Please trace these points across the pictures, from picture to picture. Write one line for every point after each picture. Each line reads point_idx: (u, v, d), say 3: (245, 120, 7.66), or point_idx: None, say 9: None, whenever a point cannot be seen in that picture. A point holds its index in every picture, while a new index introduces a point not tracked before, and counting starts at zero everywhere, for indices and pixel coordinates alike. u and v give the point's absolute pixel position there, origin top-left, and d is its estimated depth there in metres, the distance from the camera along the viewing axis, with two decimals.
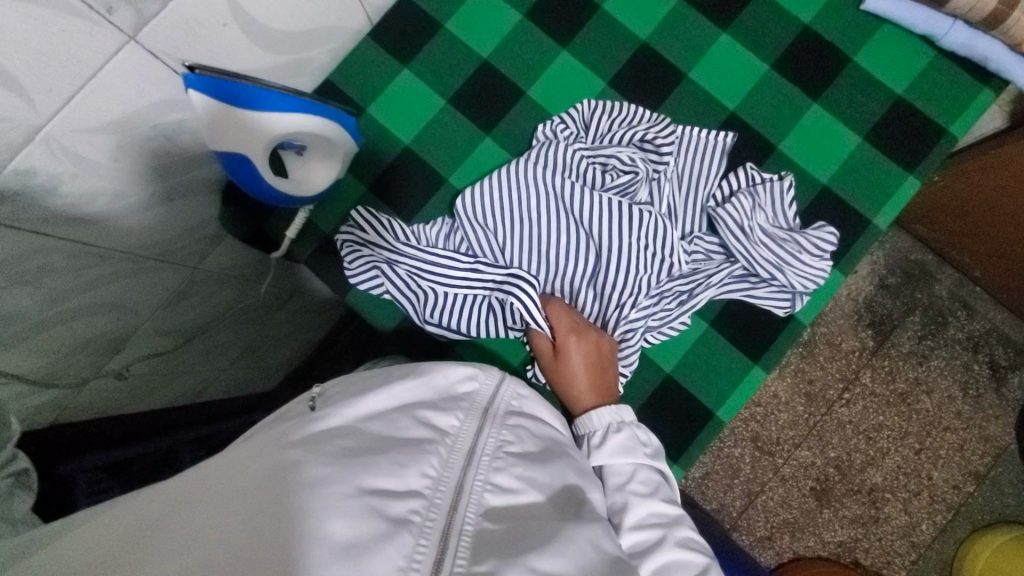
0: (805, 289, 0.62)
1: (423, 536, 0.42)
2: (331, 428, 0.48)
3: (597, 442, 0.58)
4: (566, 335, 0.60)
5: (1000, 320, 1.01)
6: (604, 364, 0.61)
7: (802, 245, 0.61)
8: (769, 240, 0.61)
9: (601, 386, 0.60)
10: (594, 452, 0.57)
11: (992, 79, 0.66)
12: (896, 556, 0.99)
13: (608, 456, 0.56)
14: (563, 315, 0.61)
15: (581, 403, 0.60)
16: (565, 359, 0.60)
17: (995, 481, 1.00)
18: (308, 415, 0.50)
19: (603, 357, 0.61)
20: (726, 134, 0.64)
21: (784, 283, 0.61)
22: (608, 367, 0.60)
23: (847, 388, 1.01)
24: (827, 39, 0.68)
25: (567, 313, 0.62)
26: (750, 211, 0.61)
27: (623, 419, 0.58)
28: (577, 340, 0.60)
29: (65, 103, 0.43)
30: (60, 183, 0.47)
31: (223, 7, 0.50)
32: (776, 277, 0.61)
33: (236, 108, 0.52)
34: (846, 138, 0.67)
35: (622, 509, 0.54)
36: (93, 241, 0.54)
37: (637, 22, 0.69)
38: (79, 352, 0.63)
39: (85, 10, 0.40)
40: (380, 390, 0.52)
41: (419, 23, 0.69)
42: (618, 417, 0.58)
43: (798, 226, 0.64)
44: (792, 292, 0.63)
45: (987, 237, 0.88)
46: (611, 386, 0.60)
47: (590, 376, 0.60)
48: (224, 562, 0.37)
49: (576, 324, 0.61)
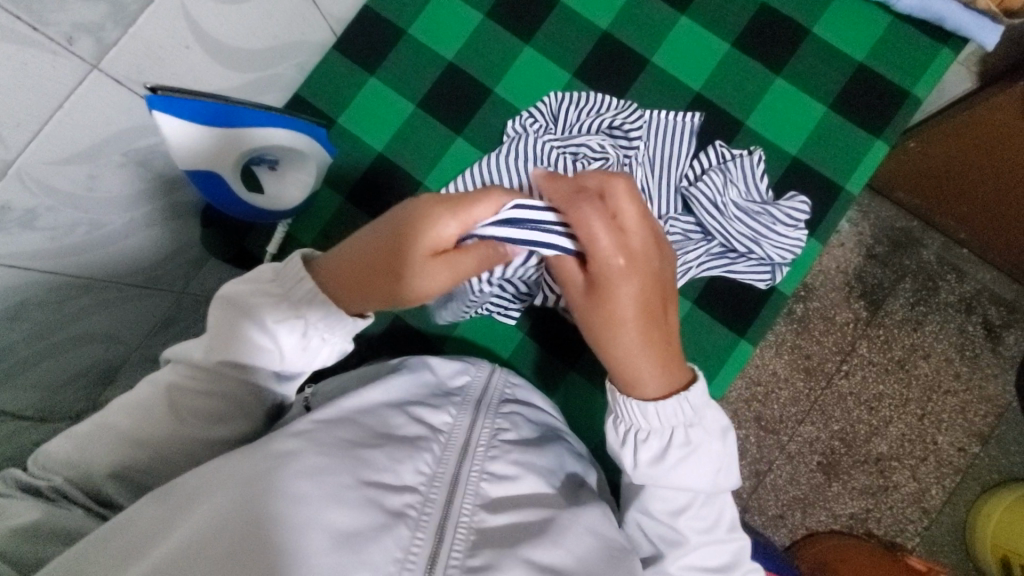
0: (783, 259, 0.63)
1: (419, 529, 0.43)
2: (323, 420, 0.48)
3: (647, 456, 0.51)
4: (620, 274, 0.47)
5: (990, 279, 1.01)
6: (661, 312, 0.49)
7: (776, 217, 0.62)
8: (743, 214, 0.61)
9: (659, 346, 0.49)
10: (643, 467, 0.52)
11: (952, 39, 0.67)
12: (908, 523, 0.99)
13: (665, 476, 0.51)
14: (620, 241, 0.46)
15: (634, 369, 0.49)
16: (613, 307, 0.47)
17: (1000, 440, 1.00)
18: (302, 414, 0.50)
19: (662, 305, 0.49)
20: (691, 115, 0.65)
21: (762, 255, 0.62)
22: (662, 327, 0.49)
23: (844, 360, 1.01)
24: (785, 13, 0.69)
25: (624, 237, 0.47)
26: (722, 187, 0.62)
27: (691, 424, 0.51)
28: (633, 282, 0.47)
29: (34, 137, 0.43)
30: (37, 217, 0.47)
31: (184, 30, 0.50)
32: (753, 250, 0.62)
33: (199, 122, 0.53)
34: (811, 107, 0.67)
35: (677, 543, 0.52)
36: (79, 272, 0.55)
37: (596, 13, 0.70)
38: (70, 386, 0.63)
39: (45, 41, 0.40)
40: (380, 384, 0.53)
41: (383, 31, 0.70)
42: (685, 411, 0.50)
43: (771, 199, 0.65)
44: (771, 264, 0.64)
45: (968, 198, 0.89)
46: (671, 346, 0.50)
47: (648, 347, 0.48)
48: (221, 553, 0.37)
49: (634, 257, 0.47)
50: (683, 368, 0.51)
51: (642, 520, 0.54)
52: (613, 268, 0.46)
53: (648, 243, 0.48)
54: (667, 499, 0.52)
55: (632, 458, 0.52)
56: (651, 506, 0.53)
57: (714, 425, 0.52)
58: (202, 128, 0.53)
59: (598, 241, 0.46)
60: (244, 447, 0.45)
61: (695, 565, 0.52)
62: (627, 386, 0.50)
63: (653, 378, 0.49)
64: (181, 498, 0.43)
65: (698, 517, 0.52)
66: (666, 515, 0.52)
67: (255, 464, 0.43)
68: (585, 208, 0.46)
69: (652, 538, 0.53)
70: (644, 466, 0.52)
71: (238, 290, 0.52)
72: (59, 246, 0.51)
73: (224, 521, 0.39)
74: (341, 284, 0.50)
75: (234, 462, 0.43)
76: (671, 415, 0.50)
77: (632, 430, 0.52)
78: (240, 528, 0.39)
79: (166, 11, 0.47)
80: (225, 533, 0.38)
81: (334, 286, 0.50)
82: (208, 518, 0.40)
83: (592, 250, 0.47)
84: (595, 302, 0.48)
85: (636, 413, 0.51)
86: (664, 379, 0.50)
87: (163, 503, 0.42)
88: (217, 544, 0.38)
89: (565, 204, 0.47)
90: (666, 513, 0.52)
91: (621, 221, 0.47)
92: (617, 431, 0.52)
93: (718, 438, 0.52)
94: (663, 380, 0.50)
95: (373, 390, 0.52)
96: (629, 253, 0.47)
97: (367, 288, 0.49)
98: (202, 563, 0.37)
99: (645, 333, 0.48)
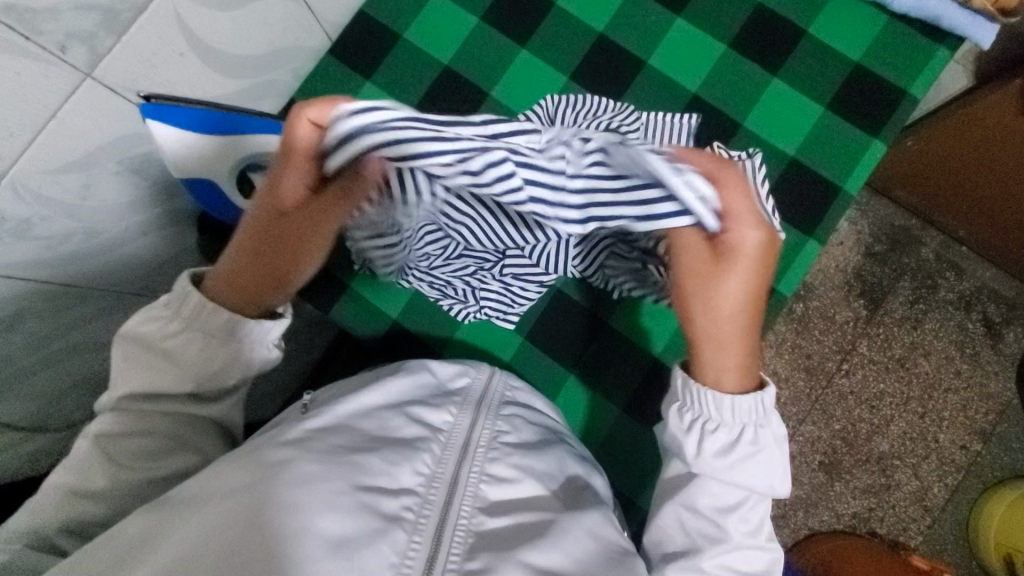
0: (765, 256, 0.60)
1: (416, 533, 0.42)
2: (319, 426, 0.47)
3: (715, 449, 0.51)
4: (752, 259, 0.45)
5: (989, 277, 1.01)
6: (758, 304, 0.49)
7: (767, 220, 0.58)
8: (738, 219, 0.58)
9: (751, 336, 0.50)
10: (709, 457, 0.51)
11: (947, 37, 0.67)
12: (910, 522, 0.99)
13: (727, 470, 0.51)
14: (765, 227, 0.45)
15: (714, 354, 0.50)
16: (729, 291, 0.47)
17: (1001, 437, 1.00)
18: (300, 417, 0.50)
19: (759, 299, 0.48)
20: (689, 116, 0.65)
21: None
22: (751, 323, 0.49)
23: (845, 359, 1.01)
24: (780, 13, 0.69)
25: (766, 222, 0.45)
26: None
27: (762, 424, 0.51)
28: (756, 268, 0.46)
29: (28, 146, 0.42)
30: (31, 227, 0.47)
31: (178, 37, 0.50)
32: None
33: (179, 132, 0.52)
34: (808, 108, 0.67)
35: (721, 539, 0.51)
36: (75, 282, 0.55)
37: (592, 16, 0.70)
38: (66, 395, 0.62)
39: (38, 51, 0.39)
40: (371, 388, 0.52)
41: (378, 36, 0.70)
42: (760, 410, 0.51)
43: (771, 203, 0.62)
44: None
45: (966, 195, 0.89)
46: (752, 341, 0.50)
47: (736, 338, 0.49)
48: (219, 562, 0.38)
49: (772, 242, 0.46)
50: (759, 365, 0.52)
51: (682, 512, 0.53)
52: (751, 249, 0.45)
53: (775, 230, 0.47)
54: (716, 495, 0.52)
55: (695, 449, 0.52)
56: (697, 500, 0.52)
57: (779, 430, 0.53)
58: (196, 136, 0.54)
59: (741, 221, 0.44)
60: (240, 451, 0.45)
61: (730, 565, 0.51)
62: (713, 370, 0.51)
63: (730, 368, 0.50)
64: (178, 503, 0.43)
65: (745, 518, 0.52)
66: (713, 511, 0.52)
67: (250, 472, 0.43)
68: (729, 184, 0.44)
69: (690, 532, 0.52)
70: (706, 456, 0.51)
71: (138, 322, 0.50)
72: (54, 257, 0.51)
73: (220, 526, 0.40)
74: (237, 286, 0.49)
75: (230, 470, 0.43)
76: (745, 411, 0.51)
77: (700, 420, 0.52)
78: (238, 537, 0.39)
79: (161, 18, 0.47)
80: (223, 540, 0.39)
81: (229, 292, 0.49)
82: (208, 526, 0.40)
83: (732, 221, 0.44)
84: (714, 280, 0.46)
85: (707, 403, 0.51)
86: (741, 370, 0.51)
87: (161, 512, 0.42)
88: (217, 551, 0.38)
89: (707, 178, 0.43)
90: (713, 508, 0.52)
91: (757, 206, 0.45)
92: (682, 419, 0.52)
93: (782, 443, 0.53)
94: (738, 376, 0.51)
95: (370, 393, 0.52)
96: (768, 240, 0.45)
97: (260, 271, 0.48)
98: (202, 564, 0.38)
99: (745, 320, 0.49)
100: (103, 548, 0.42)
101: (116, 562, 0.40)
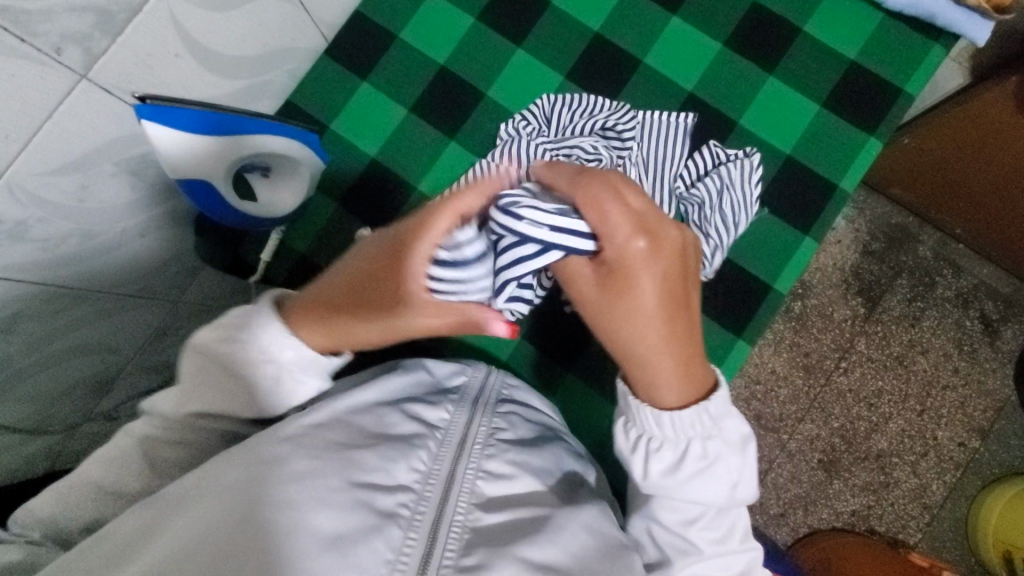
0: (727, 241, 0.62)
1: (412, 529, 0.43)
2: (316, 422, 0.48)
3: (658, 465, 0.51)
4: (642, 262, 0.45)
5: (986, 274, 1.01)
6: (685, 306, 0.47)
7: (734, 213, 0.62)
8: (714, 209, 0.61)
9: (680, 345, 0.47)
10: (652, 474, 0.51)
11: (943, 35, 0.67)
12: (909, 520, 0.99)
13: (681, 483, 0.51)
14: (647, 230, 0.45)
15: (652, 370, 0.47)
16: (635, 300, 0.45)
17: (999, 434, 1.00)
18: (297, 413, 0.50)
19: (683, 298, 0.46)
20: (683, 116, 0.65)
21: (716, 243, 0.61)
22: (685, 328, 0.47)
23: (843, 357, 1.01)
24: (776, 11, 0.69)
25: (652, 222, 0.45)
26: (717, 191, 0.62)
27: (710, 436, 0.50)
28: (657, 266, 0.45)
29: (23, 147, 0.42)
30: (27, 229, 0.46)
31: (173, 38, 0.50)
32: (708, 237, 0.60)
33: (177, 130, 0.52)
34: (804, 106, 0.67)
35: (687, 551, 0.51)
36: (71, 284, 0.55)
37: (588, 15, 0.70)
38: (63, 398, 0.62)
39: (33, 52, 0.39)
40: (368, 385, 0.52)
41: (374, 36, 0.70)
42: (703, 421, 0.50)
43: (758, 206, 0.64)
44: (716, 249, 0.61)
45: (963, 192, 0.89)
46: (691, 348, 0.48)
47: (672, 348, 0.47)
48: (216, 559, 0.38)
49: (671, 242, 0.46)
50: (698, 379, 0.49)
51: (651, 525, 0.53)
52: (638, 253, 0.45)
53: (671, 229, 0.46)
54: (679, 509, 0.52)
55: (643, 468, 0.51)
56: (661, 515, 0.52)
57: (734, 435, 0.51)
58: (192, 136, 0.53)
59: (619, 225, 0.45)
60: (237, 448, 0.45)
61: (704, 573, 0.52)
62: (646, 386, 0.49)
63: (674, 380, 0.48)
64: (175, 503, 0.43)
65: (712, 528, 0.52)
66: (678, 525, 0.52)
67: (245, 469, 0.43)
68: (597, 193, 0.45)
69: (661, 545, 0.53)
70: (657, 476, 0.51)
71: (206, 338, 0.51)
72: (50, 260, 0.51)
73: (215, 524, 0.40)
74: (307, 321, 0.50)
75: (226, 467, 0.43)
76: (688, 421, 0.49)
77: (644, 437, 0.51)
78: (237, 534, 0.39)
79: (156, 20, 0.47)
80: (219, 538, 0.39)
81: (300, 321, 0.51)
82: (205, 524, 0.40)
83: (613, 229, 0.45)
84: (610, 291, 0.46)
85: (648, 420, 0.50)
86: (682, 381, 0.48)
87: (159, 512, 0.42)
88: (213, 547, 0.38)
89: (574, 193, 0.46)
90: (680, 523, 0.52)
91: (644, 207, 0.45)
92: (627, 437, 0.51)
93: (738, 448, 0.51)
94: (683, 390, 0.49)
95: (368, 389, 0.52)
96: (655, 241, 0.45)
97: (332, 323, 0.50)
98: (199, 561, 0.38)
99: (665, 329, 0.46)
100: (99, 550, 0.42)
101: (113, 562, 0.40)
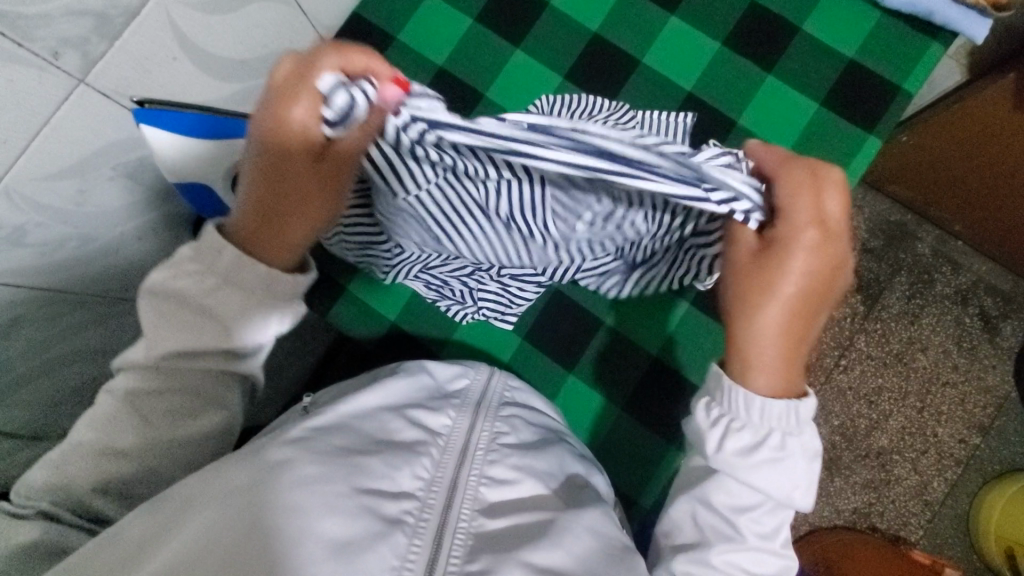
0: None
1: (417, 536, 0.43)
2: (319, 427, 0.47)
3: (748, 449, 0.50)
4: (804, 253, 0.45)
5: (985, 270, 1.01)
6: (812, 310, 0.48)
7: None
8: None
9: (793, 337, 0.48)
10: (735, 459, 0.50)
11: (940, 33, 0.67)
12: (911, 517, 0.99)
13: (758, 475, 0.49)
14: (824, 230, 0.45)
15: (763, 353, 0.48)
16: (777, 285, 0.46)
17: (1000, 430, 1.00)
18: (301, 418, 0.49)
19: (815, 301, 0.48)
20: (682, 116, 0.64)
21: None
22: (803, 328, 0.49)
23: (843, 355, 1.01)
24: (774, 10, 0.69)
25: (830, 225, 0.45)
26: None
27: (793, 432, 0.50)
28: (817, 265, 0.46)
29: (20, 154, 0.42)
30: (25, 234, 0.46)
31: (171, 41, 0.49)
32: None
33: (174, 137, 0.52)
34: (802, 105, 0.67)
35: (733, 541, 0.50)
36: (68, 288, 0.55)
37: (585, 15, 0.70)
38: None
39: (31, 57, 0.39)
40: (373, 388, 0.52)
41: (371, 38, 0.70)
42: (790, 418, 0.50)
43: None
44: None
45: (961, 189, 0.89)
46: (799, 347, 0.49)
47: (786, 343, 0.48)
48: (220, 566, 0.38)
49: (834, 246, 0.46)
50: (792, 380, 0.50)
51: (697, 506, 0.52)
52: (803, 245, 0.45)
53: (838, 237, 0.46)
54: (735, 497, 0.51)
55: (716, 443, 0.50)
56: (716, 500, 0.51)
57: (811, 444, 0.51)
58: (191, 140, 0.54)
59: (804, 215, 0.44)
60: (242, 453, 0.45)
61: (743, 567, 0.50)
62: (748, 367, 0.49)
63: (779, 371, 0.49)
64: (177, 508, 0.42)
65: (759, 522, 0.51)
66: (728, 511, 0.51)
67: (250, 473, 0.43)
68: (798, 176, 0.44)
69: (702, 526, 0.52)
70: (729, 459, 0.50)
71: (164, 279, 0.48)
72: (48, 264, 0.51)
73: (220, 531, 0.40)
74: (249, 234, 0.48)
75: (230, 472, 0.43)
76: (776, 413, 0.49)
77: (728, 417, 0.50)
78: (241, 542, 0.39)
79: (154, 23, 0.47)
80: (223, 546, 0.39)
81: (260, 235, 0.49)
82: (210, 531, 0.40)
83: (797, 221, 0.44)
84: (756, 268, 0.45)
85: (740, 402, 0.49)
86: (783, 377, 0.50)
87: (160, 518, 0.42)
88: (218, 555, 0.38)
89: (777, 170, 0.45)
90: (733, 510, 0.51)
91: (829, 206, 0.45)
92: (710, 413, 0.51)
93: (810, 456, 0.51)
94: (779, 383, 0.49)
95: (371, 393, 0.51)
96: (825, 238, 0.45)
97: (273, 224, 0.48)
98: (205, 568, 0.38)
99: (788, 317, 0.47)
100: (102, 555, 0.41)
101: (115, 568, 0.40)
